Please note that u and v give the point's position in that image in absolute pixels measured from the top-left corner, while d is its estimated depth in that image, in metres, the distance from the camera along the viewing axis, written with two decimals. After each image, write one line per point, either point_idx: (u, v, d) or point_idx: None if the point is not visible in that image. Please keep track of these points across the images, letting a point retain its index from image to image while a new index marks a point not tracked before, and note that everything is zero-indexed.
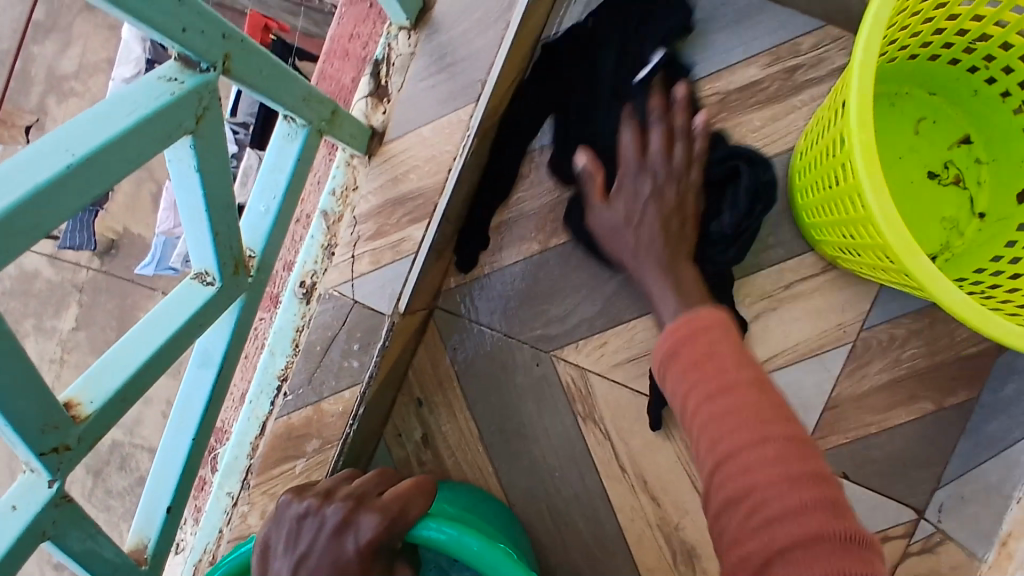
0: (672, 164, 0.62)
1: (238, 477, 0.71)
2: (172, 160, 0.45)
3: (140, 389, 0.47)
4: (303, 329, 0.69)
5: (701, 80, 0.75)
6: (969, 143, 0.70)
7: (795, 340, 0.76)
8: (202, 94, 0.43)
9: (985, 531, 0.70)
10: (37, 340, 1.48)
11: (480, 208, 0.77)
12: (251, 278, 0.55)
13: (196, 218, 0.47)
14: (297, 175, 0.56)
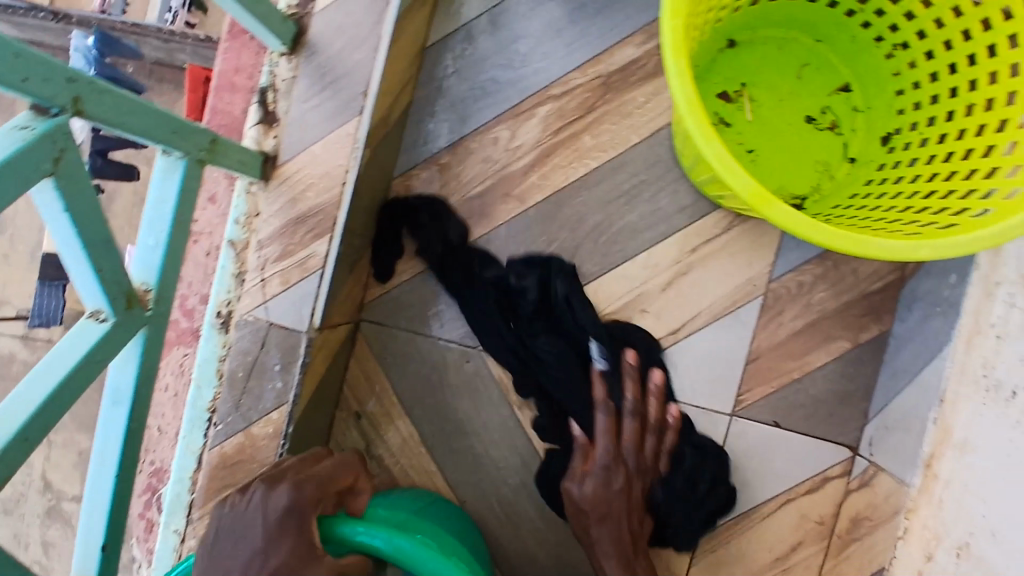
0: (642, 461, 0.75)
1: (183, 513, 0.72)
2: (40, 203, 0.47)
3: (44, 429, 0.49)
4: (225, 358, 0.70)
5: (583, 66, 0.77)
6: (848, 91, 0.73)
7: (709, 301, 0.78)
8: (57, 138, 0.44)
9: (908, 458, 0.70)
10: None
11: (387, 216, 0.79)
12: (149, 310, 0.57)
13: (77, 259, 0.50)
14: (182, 204, 0.57)
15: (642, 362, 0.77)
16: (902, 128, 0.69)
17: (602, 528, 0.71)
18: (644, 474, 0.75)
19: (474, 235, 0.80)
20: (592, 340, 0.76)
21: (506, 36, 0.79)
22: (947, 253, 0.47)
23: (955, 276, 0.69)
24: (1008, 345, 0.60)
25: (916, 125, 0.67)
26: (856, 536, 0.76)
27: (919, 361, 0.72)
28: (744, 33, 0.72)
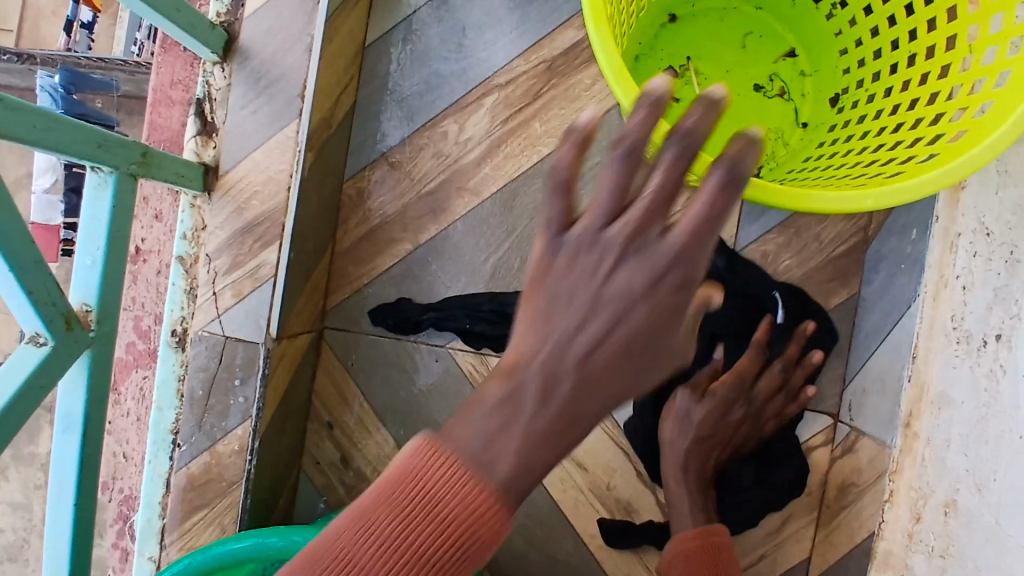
0: (758, 408, 0.75)
1: (156, 539, 0.70)
2: None
3: None
4: (184, 378, 0.68)
5: (527, 52, 0.76)
6: (794, 56, 0.72)
7: None
8: None
9: (887, 419, 0.69)
10: (18, 469, 1.40)
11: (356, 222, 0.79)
12: (93, 331, 0.55)
13: (5, 282, 0.48)
14: (116, 219, 0.56)
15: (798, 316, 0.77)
16: (849, 87, 0.68)
17: (696, 447, 0.73)
18: (756, 422, 0.75)
19: (432, 232, 0.78)
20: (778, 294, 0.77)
21: (445, 29, 0.78)
22: (890, 202, 0.47)
23: (917, 231, 0.68)
24: (973, 295, 0.59)
25: (862, 82, 0.66)
26: (843, 503, 0.74)
27: (890, 320, 0.71)
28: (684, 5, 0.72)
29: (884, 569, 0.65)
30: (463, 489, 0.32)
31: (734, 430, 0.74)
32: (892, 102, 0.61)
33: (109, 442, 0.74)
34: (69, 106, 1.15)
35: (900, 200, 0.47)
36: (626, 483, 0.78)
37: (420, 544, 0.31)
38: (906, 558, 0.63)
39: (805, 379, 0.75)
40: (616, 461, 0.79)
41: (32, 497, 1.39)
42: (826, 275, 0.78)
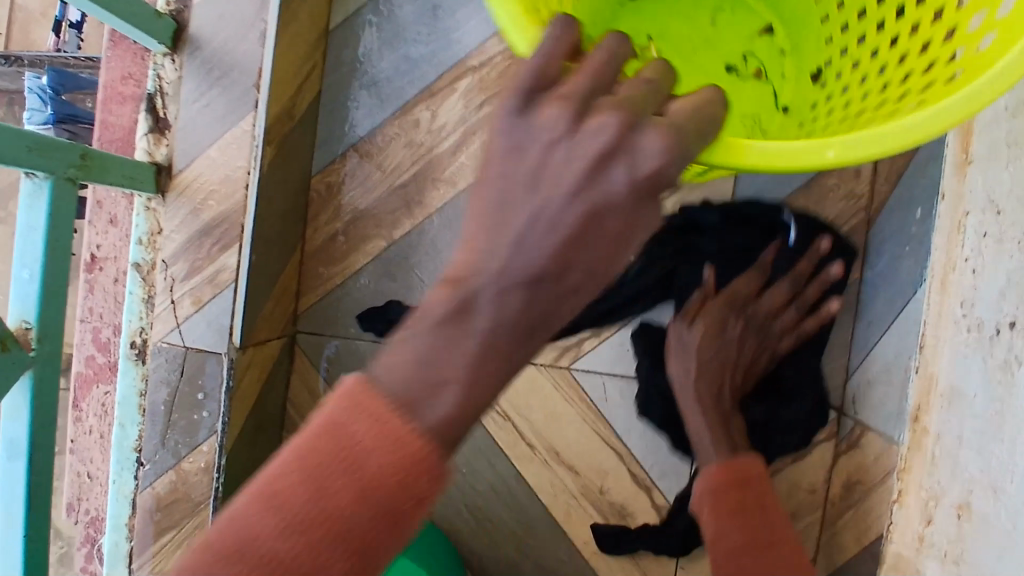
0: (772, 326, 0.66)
1: (124, 564, 0.66)
2: None
3: None
4: (146, 393, 0.65)
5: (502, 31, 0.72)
6: (771, 33, 0.63)
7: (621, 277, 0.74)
8: None
9: (895, 412, 0.64)
10: None
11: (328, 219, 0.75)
12: (33, 351, 0.51)
13: None
14: (55, 228, 0.52)
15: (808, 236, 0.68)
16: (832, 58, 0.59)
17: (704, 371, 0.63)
18: (766, 336, 0.65)
19: (407, 227, 0.74)
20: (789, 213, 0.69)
21: (415, 10, 0.73)
22: (856, 153, 0.38)
23: (922, 211, 0.64)
24: (983, 280, 0.55)
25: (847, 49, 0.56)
26: (850, 502, 0.70)
27: (895, 307, 0.66)
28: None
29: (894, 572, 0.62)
30: (385, 448, 0.27)
31: (739, 348, 0.65)
32: (877, 62, 0.52)
33: (72, 461, 0.70)
34: (58, 106, 1.05)
35: (867, 153, 0.38)
36: (620, 486, 0.74)
37: (391, 472, 0.27)
38: (918, 562, 0.59)
39: (822, 292, 0.67)
40: (608, 463, 0.75)
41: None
42: None
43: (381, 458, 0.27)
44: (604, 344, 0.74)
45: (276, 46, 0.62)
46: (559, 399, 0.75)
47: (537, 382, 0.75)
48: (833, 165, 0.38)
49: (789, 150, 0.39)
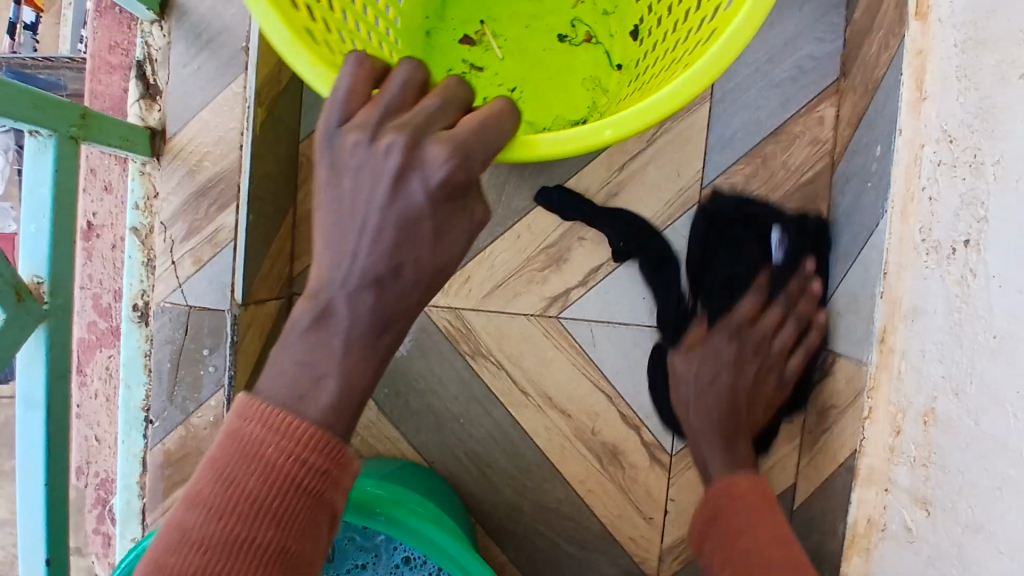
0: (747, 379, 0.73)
1: (138, 520, 0.67)
2: (28, 185, 0.54)
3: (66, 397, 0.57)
4: (151, 353, 0.66)
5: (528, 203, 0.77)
6: (596, 107, 0.64)
7: (593, 264, 0.78)
8: (60, 131, 0.54)
9: (863, 337, 0.67)
10: None
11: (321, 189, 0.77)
12: (46, 305, 0.54)
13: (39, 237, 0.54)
14: (60, 186, 0.55)
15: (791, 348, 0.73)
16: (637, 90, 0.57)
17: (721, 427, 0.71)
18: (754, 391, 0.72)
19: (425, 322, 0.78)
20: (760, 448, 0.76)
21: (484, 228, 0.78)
22: (625, 127, 0.42)
23: (881, 148, 0.67)
24: (941, 206, 0.58)
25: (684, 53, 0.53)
26: (826, 425, 0.73)
27: (858, 242, 0.70)
28: (492, 61, 0.66)
29: (869, 486, 0.64)
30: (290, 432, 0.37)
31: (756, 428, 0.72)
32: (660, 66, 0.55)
33: (80, 426, 0.71)
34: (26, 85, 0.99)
35: (635, 124, 0.42)
36: (611, 427, 0.79)
37: (274, 477, 0.36)
38: (888, 473, 0.62)
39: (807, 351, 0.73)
40: (598, 405, 0.79)
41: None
42: (795, 204, 0.77)
43: (273, 444, 0.36)
44: (590, 292, 0.78)
45: (254, 152, 0.65)
46: (550, 346, 0.78)
47: (530, 330, 0.78)
48: (613, 141, 0.42)
49: (569, 139, 0.42)
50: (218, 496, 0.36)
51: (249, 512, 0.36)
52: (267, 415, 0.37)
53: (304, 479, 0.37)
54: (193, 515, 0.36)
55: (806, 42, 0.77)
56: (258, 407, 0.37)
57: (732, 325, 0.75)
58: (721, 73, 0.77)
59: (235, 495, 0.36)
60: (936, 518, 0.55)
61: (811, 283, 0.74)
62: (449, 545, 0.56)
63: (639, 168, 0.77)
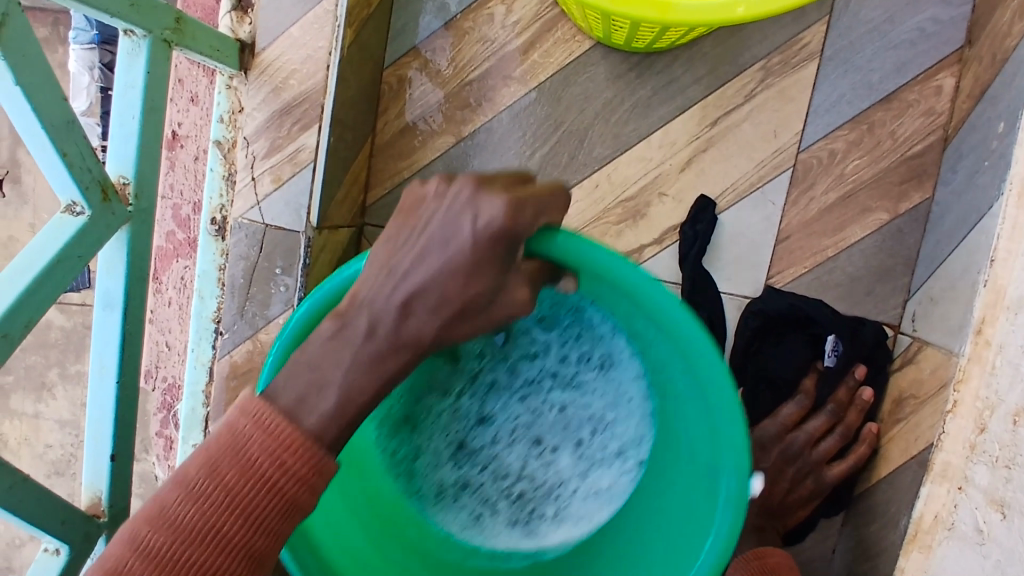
0: (803, 449, 0.71)
1: (201, 427, 0.68)
2: (122, 89, 0.54)
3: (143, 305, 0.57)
4: (225, 266, 0.67)
5: (587, 202, 0.75)
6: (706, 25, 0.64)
7: (672, 221, 0.75)
8: (154, 33, 0.54)
9: (958, 325, 0.60)
10: (66, 388, 1.27)
11: (402, 121, 0.77)
12: (131, 207, 0.54)
13: (127, 139, 0.54)
14: (151, 87, 0.54)
15: (855, 413, 0.71)
16: None
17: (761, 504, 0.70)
18: (802, 462, 0.71)
19: None
20: (813, 522, 0.73)
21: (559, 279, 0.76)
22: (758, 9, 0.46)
23: (1004, 124, 0.58)
24: None
25: None
26: (899, 415, 0.69)
27: (966, 225, 0.63)
28: None
29: (941, 481, 0.51)
30: (276, 448, 0.37)
31: (802, 503, 0.71)
32: None
33: (152, 331, 0.73)
34: None
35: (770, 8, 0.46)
36: None
37: (195, 517, 0.36)
38: (967, 469, 0.49)
39: (861, 417, 0.71)
40: None
41: (80, 414, 1.27)
42: (898, 177, 0.72)
43: (262, 443, 0.37)
44: (665, 251, 0.75)
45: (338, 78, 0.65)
46: None
47: None
48: (743, 20, 0.47)
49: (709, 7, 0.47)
50: (192, 519, 0.36)
51: (208, 536, 0.36)
52: (268, 416, 0.38)
53: (287, 489, 0.37)
54: (127, 562, 0.35)
55: (931, 3, 0.71)
56: (259, 406, 0.38)
57: (771, 429, 0.71)
58: (835, 28, 0.72)
59: (202, 513, 0.36)
60: (1014, 521, 0.44)
61: (860, 391, 0.71)
62: (621, 270, 0.42)
63: (733, 124, 0.73)
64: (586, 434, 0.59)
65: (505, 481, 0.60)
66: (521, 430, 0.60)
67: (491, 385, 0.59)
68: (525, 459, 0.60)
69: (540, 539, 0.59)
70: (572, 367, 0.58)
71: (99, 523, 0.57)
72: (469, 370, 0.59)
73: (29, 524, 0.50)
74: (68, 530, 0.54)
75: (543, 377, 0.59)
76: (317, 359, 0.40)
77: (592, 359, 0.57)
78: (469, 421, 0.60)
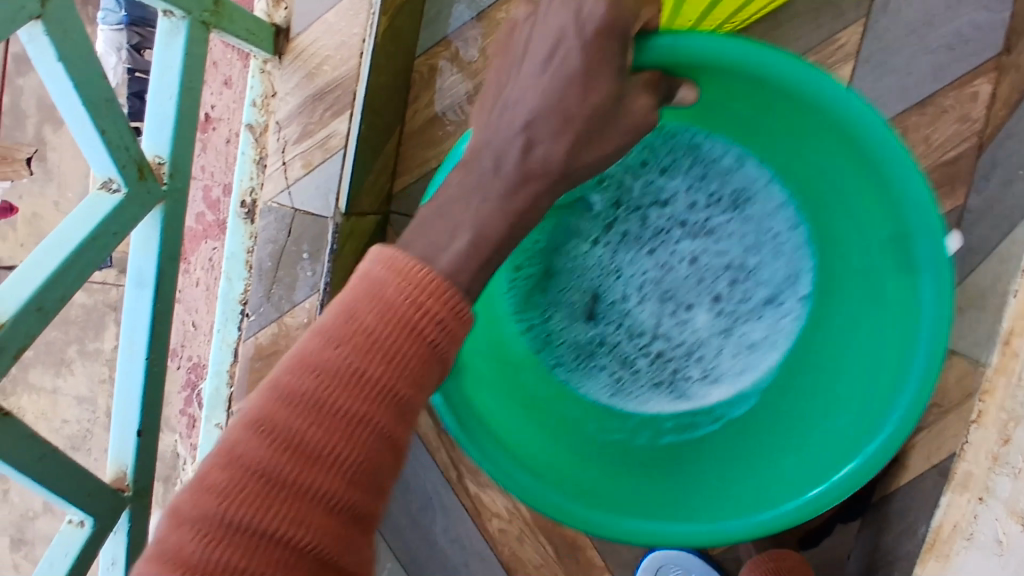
0: None
1: (224, 407, 0.69)
2: (160, 70, 0.55)
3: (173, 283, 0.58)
4: (253, 250, 0.67)
5: None
6: None
7: None
8: (193, 14, 0.54)
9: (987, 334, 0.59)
10: (85, 365, 1.29)
11: (431, 110, 0.77)
12: (165, 186, 0.54)
13: (163, 119, 0.54)
14: (189, 69, 0.55)
15: None
16: None
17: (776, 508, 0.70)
18: None
19: None
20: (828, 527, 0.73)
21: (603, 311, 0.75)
22: None
23: None
24: None
25: None
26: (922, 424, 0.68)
27: None
28: None
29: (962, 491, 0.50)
30: (412, 288, 0.34)
31: None
32: None
33: (180, 310, 0.74)
34: None
35: None
36: None
37: (335, 367, 0.32)
38: (989, 480, 0.49)
39: None
40: None
41: (99, 390, 1.28)
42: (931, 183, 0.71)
43: (397, 287, 0.33)
44: None
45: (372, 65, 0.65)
46: None
47: None
48: None
49: None
50: (336, 363, 0.32)
51: (352, 380, 0.32)
52: (397, 258, 0.34)
53: (428, 331, 0.34)
54: (270, 408, 0.31)
55: (971, 7, 0.70)
56: (389, 254, 0.34)
57: None
58: (872, 30, 0.71)
59: (340, 362, 0.32)
60: None
61: None
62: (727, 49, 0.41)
63: None
64: (723, 286, 0.58)
65: (641, 340, 0.61)
66: (650, 287, 0.60)
67: (623, 236, 0.60)
68: (658, 317, 0.60)
69: (694, 400, 0.59)
70: (703, 211, 0.58)
71: (124, 497, 0.58)
72: (597, 221, 0.60)
73: (57, 494, 0.51)
74: (94, 502, 0.55)
75: (673, 225, 0.59)
76: (446, 206, 0.39)
77: (723, 198, 0.57)
78: (603, 275, 0.61)
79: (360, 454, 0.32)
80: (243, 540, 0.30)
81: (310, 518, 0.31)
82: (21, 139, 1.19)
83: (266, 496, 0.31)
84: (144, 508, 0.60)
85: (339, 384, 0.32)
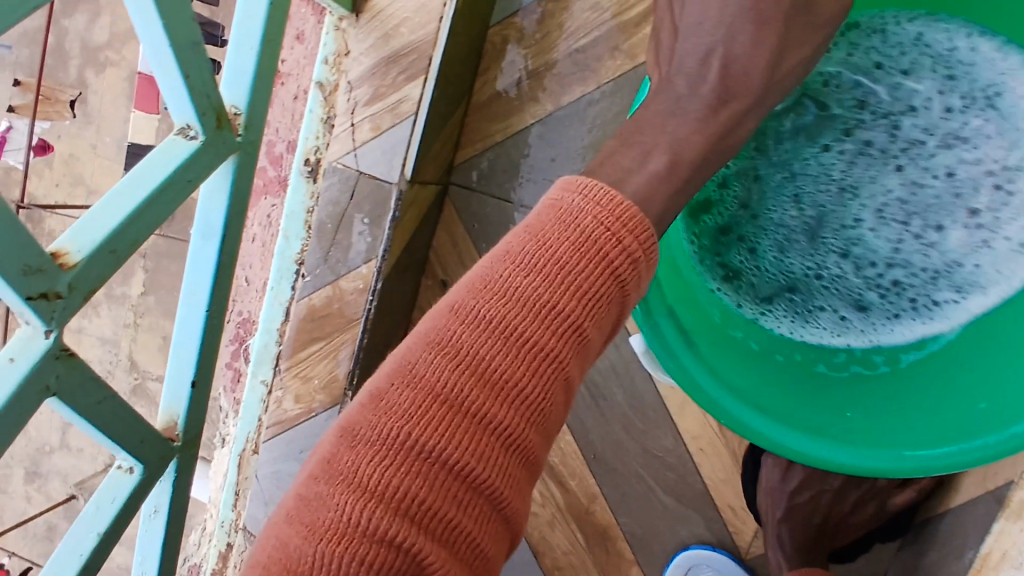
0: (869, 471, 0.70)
1: (271, 364, 0.69)
2: (241, 17, 0.53)
3: (237, 237, 0.57)
4: (315, 209, 0.67)
5: None
6: None
7: None
8: None
9: None
10: (110, 307, 1.30)
11: (498, 83, 0.75)
12: (239, 137, 0.53)
13: (242, 69, 0.53)
14: (272, 19, 0.53)
15: None
16: None
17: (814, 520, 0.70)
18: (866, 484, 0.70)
19: None
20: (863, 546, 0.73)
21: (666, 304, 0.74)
22: None
23: None
24: None
25: None
26: None
27: None
28: None
29: None
30: (605, 216, 0.36)
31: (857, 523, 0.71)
32: None
33: None
34: None
35: None
36: None
37: (533, 286, 0.34)
38: None
39: None
40: None
41: (122, 334, 1.29)
42: None
43: (593, 215, 0.36)
44: None
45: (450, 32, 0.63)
46: None
47: None
48: None
49: None
50: (530, 286, 0.34)
51: (542, 309, 0.34)
52: (590, 187, 0.37)
53: (621, 263, 0.36)
54: (452, 327, 0.33)
55: None
56: (583, 182, 0.37)
57: None
58: None
59: (539, 281, 0.34)
60: None
61: None
62: None
63: None
64: (982, 197, 0.56)
65: (875, 266, 0.58)
66: (893, 206, 0.58)
67: (866, 146, 0.58)
68: (896, 243, 0.58)
69: (947, 320, 0.56)
70: (959, 116, 0.56)
71: (173, 447, 0.57)
72: (835, 125, 0.58)
73: (112, 439, 0.51)
74: (146, 450, 0.55)
75: (926, 137, 0.57)
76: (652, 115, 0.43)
77: (976, 96, 0.55)
78: (838, 195, 0.59)
79: (545, 376, 0.34)
80: (436, 439, 0.32)
81: (497, 427, 0.33)
82: (62, 79, 1.13)
83: (458, 401, 0.32)
84: (190, 460, 0.60)
85: (536, 303, 0.34)
